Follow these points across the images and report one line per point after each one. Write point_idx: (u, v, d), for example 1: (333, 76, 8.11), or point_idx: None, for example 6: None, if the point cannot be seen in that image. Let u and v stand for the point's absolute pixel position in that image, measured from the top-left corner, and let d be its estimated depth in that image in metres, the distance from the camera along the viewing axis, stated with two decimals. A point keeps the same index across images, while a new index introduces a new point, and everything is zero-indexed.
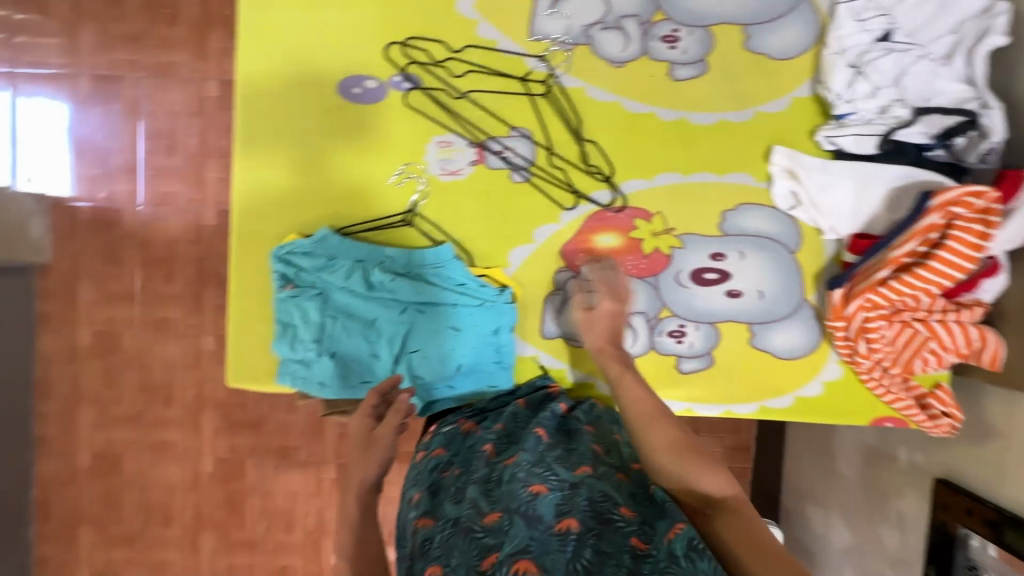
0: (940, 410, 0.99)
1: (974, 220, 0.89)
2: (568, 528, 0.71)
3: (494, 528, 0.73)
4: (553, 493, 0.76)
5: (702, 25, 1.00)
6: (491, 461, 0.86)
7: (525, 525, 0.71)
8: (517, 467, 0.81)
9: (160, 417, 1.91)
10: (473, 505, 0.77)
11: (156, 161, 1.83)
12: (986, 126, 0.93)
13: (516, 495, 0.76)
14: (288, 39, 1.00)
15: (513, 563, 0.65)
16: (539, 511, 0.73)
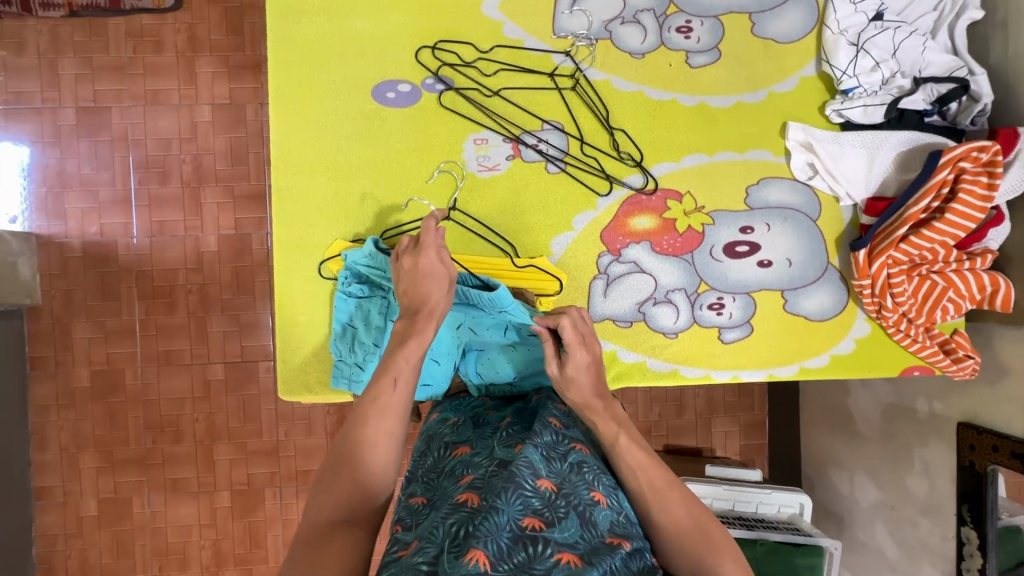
0: (963, 351, 1.06)
1: (979, 173, 0.98)
2: (619, 546, 0.67)
3: (547, 496, 0.68)
4: (611, 509, 0.71)
5: (712, 15, 1.07)
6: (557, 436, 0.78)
7: (578, 521, 0.67)
8: (586, 462, 0.75)
9: (167, 457, 1.70)
10: (533, 463, 0.70)
11: (151, 192, 1.68)
12: (975, 91, 1.02)
13: (579, 490, 0.70)
14: (320, 48, 1.02)
15: (557, 549, 0.63)
16: (597, 519, 0.68)
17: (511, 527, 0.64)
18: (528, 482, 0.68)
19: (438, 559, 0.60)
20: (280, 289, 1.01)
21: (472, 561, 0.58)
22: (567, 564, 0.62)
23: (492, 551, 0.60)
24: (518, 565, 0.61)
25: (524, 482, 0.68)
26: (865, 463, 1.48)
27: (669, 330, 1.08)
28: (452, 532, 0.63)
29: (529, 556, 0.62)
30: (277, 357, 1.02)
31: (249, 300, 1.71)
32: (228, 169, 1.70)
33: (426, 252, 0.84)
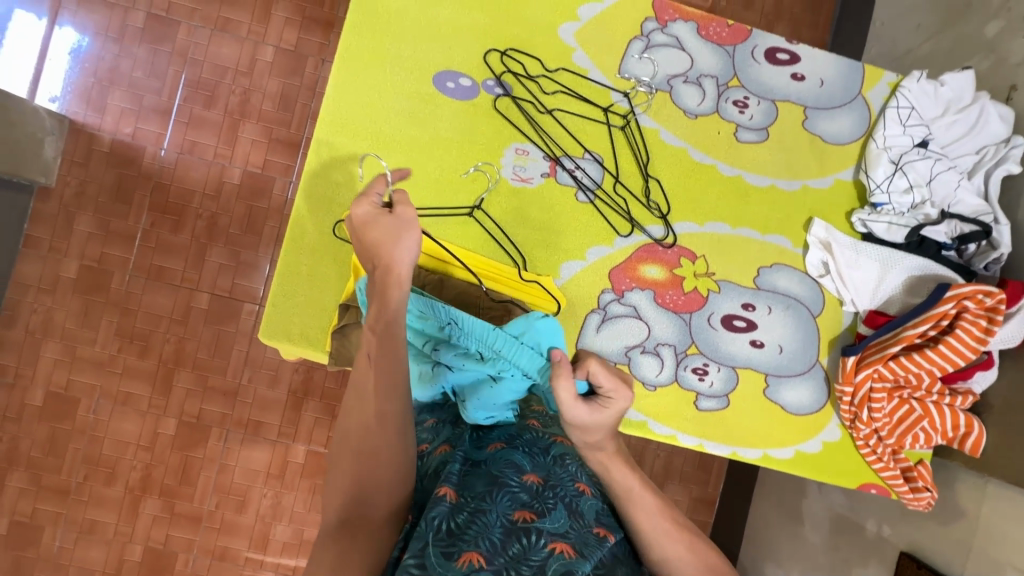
0: (923, 483, 1.07)
1: (979, 316, 1.00)
2: (606, 536, 0.70)
3: (534, 490, 0.70)
4: (594, 499, 0.75)
5: (770, 98, 1.11)
6: (536, 433, 0.82)
7: (566, 514, 0.70)
8: (567, 453, 0.79)
9: (127, 369, 1.69)
10: (514, 462, 0.73)
11: (193, 112, 1.70)
12: (995, 239, 1.05)
13: (564, 483, 0.74)
14: (397, 22, 1.05)
15: (550, 540, 0.65)
16: (582, 508, 0.72)
17: (501, 522, 0.66)
18: (512, 480, 0.70)
19: (429, 555, 0.61)
20: (291, 235, 1.02)
21: (464, 562, 0.60)
22: (564, 553, 0.65)
23: (483, 547, 0.62)
24: (513, 556, 0.63)
25: (507, 481, 0.70)
26: (803, 567, 1.48)
27: (649, 381, 1.08)
28: (440, 529, 0.64)
29: (523, 547, 0.64)
30: (268, 299, 1.02)
31: (254, 241, 1.72)
32: (273, 112, 1.73)
33: (357, 206, 0.81)
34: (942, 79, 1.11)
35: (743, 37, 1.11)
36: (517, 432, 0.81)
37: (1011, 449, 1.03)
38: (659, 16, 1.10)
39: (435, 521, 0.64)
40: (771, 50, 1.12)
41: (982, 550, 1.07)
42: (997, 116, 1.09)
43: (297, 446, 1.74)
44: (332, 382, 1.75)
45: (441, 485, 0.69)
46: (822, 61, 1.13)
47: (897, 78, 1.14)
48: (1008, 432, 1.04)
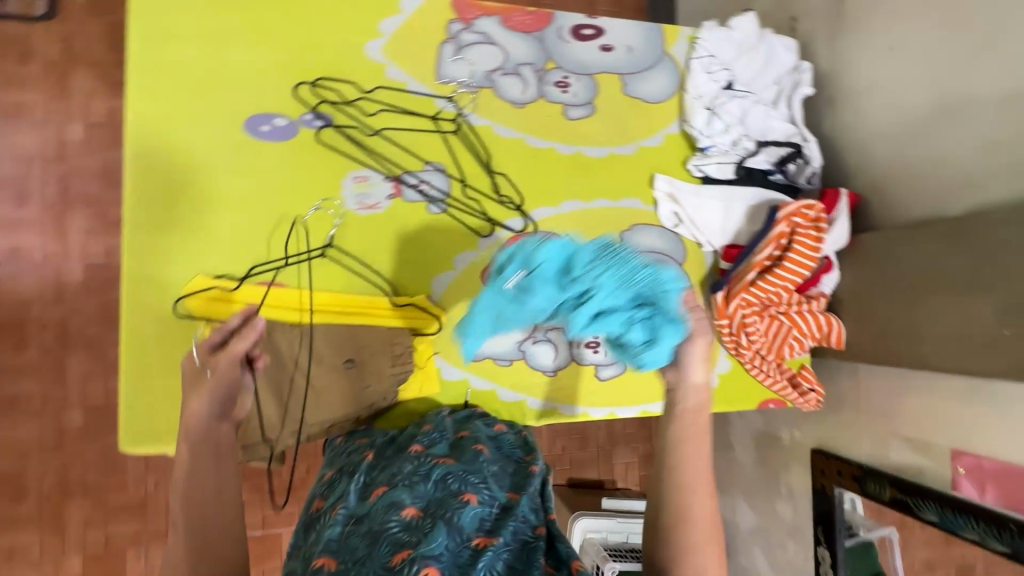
0: (807, 385, 1.18)
1: (809, 228, 1.11)
2: (486, 544, 0.67)
3: (411, 523, 0.69)
4: (480, 506, 0.73)
5: (588, 73, 1.16)
6: (420, 460, 0.82)
7: (444, 534, 0.67)
8: (450, 473, 0.77)
9: (3, 518, 1.46)
10: (393, 501, 0.73)
11: (3, 214, 1.50)
12: (808, 155, 1.18)
13: (445, 502, 0.72)
14: (187, 76, 0.97)
15: (422, 566, 0.62)
16: (461, 522, 0.69)
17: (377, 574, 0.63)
18: (388, 523, 0.69)
19: None
20: (129, 328, 0.92)
21: None
22: None
23: None
24: None
25: (384, 526, 0.69)
26: (744, 489, 1.59)
27: (548, 368, 1.12)
28: None
29: None
30: (120, 403, 0.91)
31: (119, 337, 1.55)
32: (101, 192, 1.56)
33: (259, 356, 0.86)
34: (730, 25, 1.21)
35: (547, 21, 1.14)
36: (399, 468, 0.80)
37: (868, 335, 1.15)
38: (462, 15, 1.10)
39: None
40: (576, 27, 1.16)
41: (870, 427, 1.20)
42: (783, 47, 1.21)
43: None
44: None
45: (319, 556, 0.67)
46: (625, 28, 1.19)
47: (693, 31, 1.23)
48: (861, 321, 1.16)
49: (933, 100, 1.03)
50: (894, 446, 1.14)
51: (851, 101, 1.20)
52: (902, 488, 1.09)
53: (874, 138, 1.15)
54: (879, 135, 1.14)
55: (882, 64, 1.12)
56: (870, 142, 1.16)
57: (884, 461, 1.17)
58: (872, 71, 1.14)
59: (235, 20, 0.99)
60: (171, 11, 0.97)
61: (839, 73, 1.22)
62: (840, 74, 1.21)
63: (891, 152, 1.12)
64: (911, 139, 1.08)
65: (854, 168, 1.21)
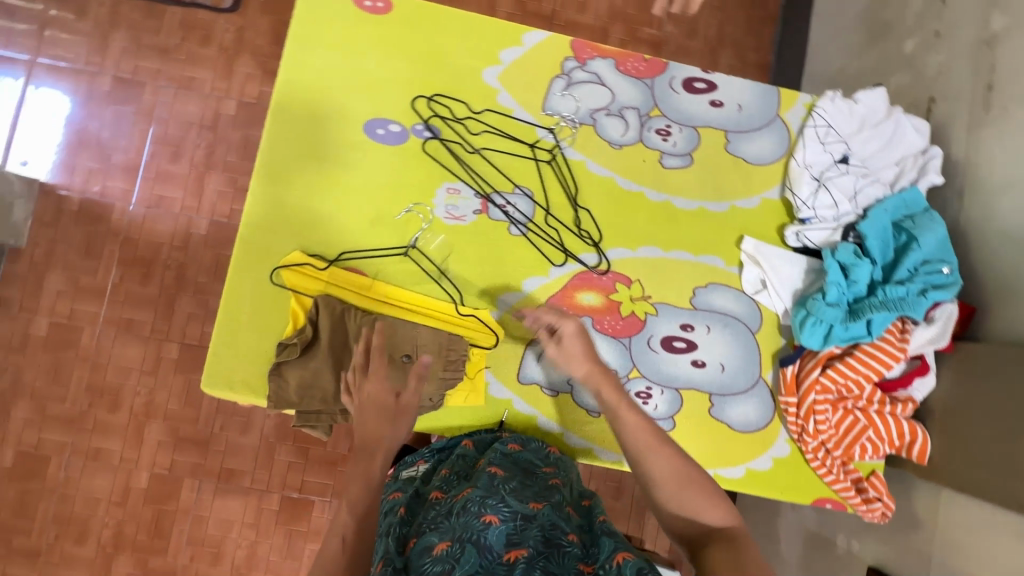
0: (874, 494, 1.07)
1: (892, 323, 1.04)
2: (516, 556, 0.73)
3: (443, 556, 0.74)
4: (505, 523, 0.77)
5: (691, 125, 1.15)
6: (443, 501, 0.86)
7: (473, 556, 0.72)
8: (470, 500, 0.81)
9: (98, 422, 1.69)
10: (426, 544, 0.77)
11: (159, 167, 1.76)
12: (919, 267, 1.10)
13: (469, 526, 0.76)
14: (325, 77, 1.09)
15: None
16: (489, 540, 0.74)
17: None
18: (423, 567, 0.74)
19: None
20: (231, 285, 1.04)
21: None
22: None
23: None
24: None
25: (421, 571, 0.74)
26: None
27: (594, 409, 1.09)
28: None
29: None
30: (208, 348, 1.03)
31: (222, 289, 1.75)
32: (238, 162, 1.78)
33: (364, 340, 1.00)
34: (856, 98, 1.16)
35: (660, 69, 1.16)
36: (426, 515, 0.84)
37: (957, 456, 1.02)
38: (578, 55, 1.15)
39: None
40: (688, 79, 1.16)
41: (942, 560, 1.06)
42: (913, 128, 1.14)
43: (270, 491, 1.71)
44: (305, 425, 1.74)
45: None
46: (739, 87, 1.17)
47: (812, 99, 1.19)
48: (952, 439, 1.03)
49: None
50: None
51: (982, 197, 1.09)
52: None
53: (1002, 240, 1.04)
54: (1008, 238, 1.03)
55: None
56: (997, 244, 1.05)
57: None
58: (1010, 169, 1.04)
59: (375, 33, 1.11)
60: (327, 20, 1.10)
61: (972, 165, 1.12)
62: (974, 165, 1.11)
63: (1020, 259, 1.01)
64: None
65: (973, 268, 1.09)
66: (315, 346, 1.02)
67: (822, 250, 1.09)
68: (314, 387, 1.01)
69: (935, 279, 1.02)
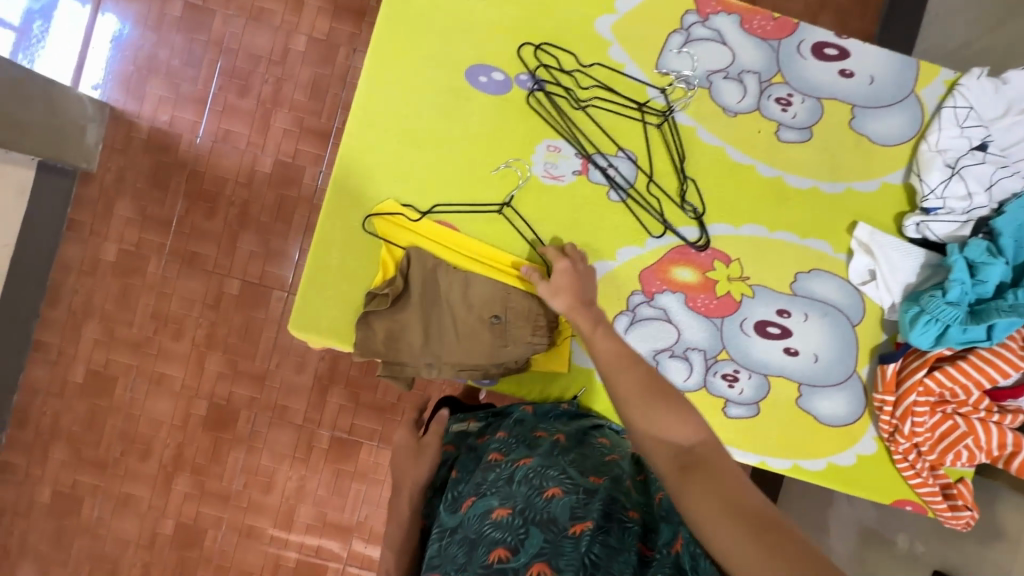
0: (963, 502, 1.03)
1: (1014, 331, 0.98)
2: (582, 530, 0.70)
3: (504, 524, 0.74)
4: (568, 496, 0.76)
5: (816, 96, 1.06)
6: (502, 465, 0.86)
7: (536, 530, 0.71)
8: (531, 472, 0.81)
9: (162, 349, 1.74)
10: (485, 508, 0.78)
11: (227, 100, 1.73)
12: None
13: (531, 499, 0.76)
14: (428, 15, 1.03)
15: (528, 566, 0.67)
16: (554, 513, 0.73)
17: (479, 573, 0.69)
18: (483, 528, 0.75)
19: None
20: (322, 229, 1.02)
21: None
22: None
23: None
24: None
25: (480, 532, 0.75)
26: None
27: (677, 387, 1.06)
28: None
29: None
30: (297, 291, 1.03)
31: (284, 229, 1.75)
32: (305, 101, 1.74)
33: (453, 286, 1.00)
34: (1004, 77, 1.03)
35: (789, 31, 1.06)
36: (485, 478, 0.85)
37: None
38: (700, 9, 1.05)
39: None
40: (818, 44, 1.06)
41: None
42: None
43: (322, 431, 1.75)
44: (358, 372, 1.76)
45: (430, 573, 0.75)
46: (873, 57, 1.07)
47: (954, 76, 1.08)
48: None
49: None
50: None
51: None
52: None
53: None
54: None
55: None
56: None
57: None
58: None
59: None
60: None
61: None
62: None
63: None
64: None
65: None
66: (405, 299, 1.00)
67: (947, 244, 1.01)
68: (401, 337, 1.00)
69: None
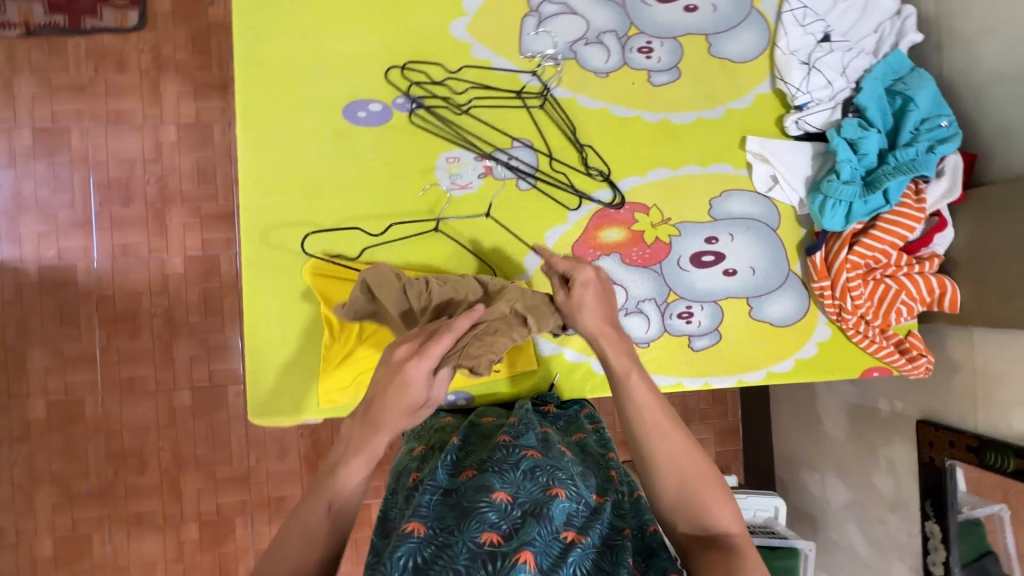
0: (917, 351, 1.12)
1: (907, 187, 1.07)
2: (574, 541, 0.71)
3: (502, 510, 0.72)
4: (570, 500, 0.75)
5: (671, 36, 1.12)
6: (509, 449, 0.84)
7: (534, 523, 0.70)
8: (539, 465, 0.80)
9: (130, 487, 1.62)
10: (484, 483, 0.76)
11: (113, 213, 1.63)
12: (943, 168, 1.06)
13: (534, 492, 0.75)
14: (286, 68, 1.01)
15: (516, 551, 0.65)
16: (553, 513, 0.72)
17: (467, 548, 0.67)
18: (480, 503, 0.73)
19: None
20: (251, 308, 0.99)
21: None
22: (527, 563, 0.64)
23: None
24: None
25: (475, 505, 0.73)
26: (835, 463, 1.55)
27: (641, 339, 1.10)
28: (407, 566, 0.67)
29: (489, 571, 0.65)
30: (246, 378, 0.99)
31: (218, 322, 1.66)
32: (195, 189, 1.66)
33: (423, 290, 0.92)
34: None
35: None
36: (489, 456, 0.84)
37: (987, 298, 1.06)
38: None
39: (403, 559, 0.67)
40: None
41: (987, 395, 1.13)
42: None
43: None
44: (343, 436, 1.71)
45: (410, 520, 0.72)
46: None
47: None
48: (979, 282, 1.07)
49: None
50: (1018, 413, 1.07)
51: (963, 45, 1.11)
52: None
53: (994, 82, 1.06)
54: (997, 80, 1.05)
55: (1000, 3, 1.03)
56: (987, 88, 1.07)
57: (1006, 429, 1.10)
58: (985, 13, 1.06)
59: (326, 9, 1.02)
60: (271, 5, 1.01)
61: (947, 16, 1.13)
62: (948, 16, 1.13)
63: (1013, 96, 1.04)
64: None
65: (968, 115, 1.11)
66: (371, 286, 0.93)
67: (827, 131, 1.09)
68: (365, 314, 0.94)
69: (938, 133, 1.05)
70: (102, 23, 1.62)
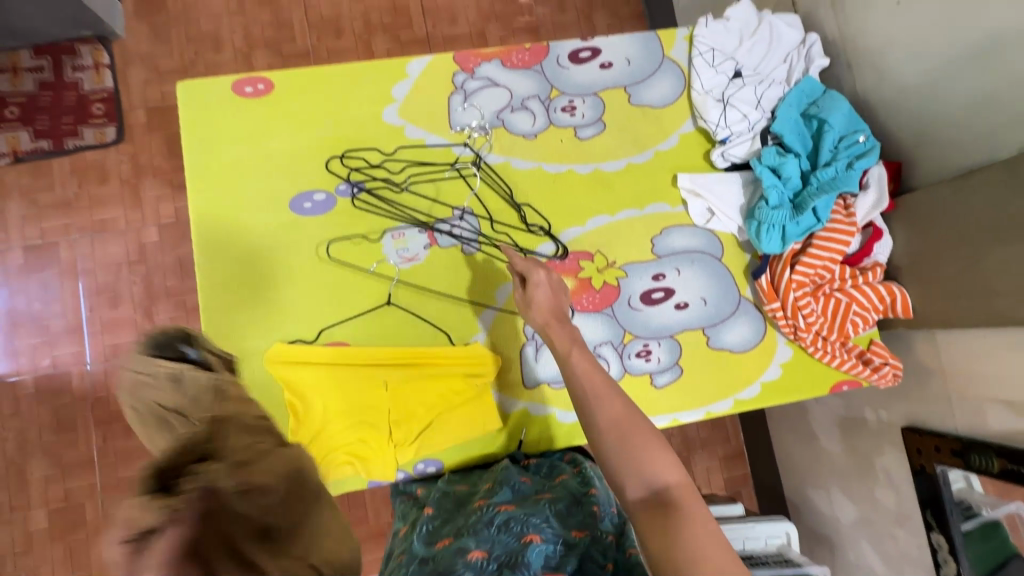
0: (879, 360, 1.11)
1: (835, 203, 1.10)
2: None
3: (478, 565, 0.74)
4: (546, 543, 0.77)
5: (592, 93, 1.20)
6: (484, 508, 0.86)
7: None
8: (512, 516, 0.82)
9: None
10: (459, 545, 0.78)
11: (103, 317, 1.68)
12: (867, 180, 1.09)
13: (509, 543, 0.77)
14: (234, 172, 1.09)
15: None
16: (529, 560, 0.74)
17: None
18: (456, 565, 0.75)
19: None
20: None
21: None
22: None
23: None
24: None
25: (452, 568, 0.75)
26: (838, 479, 1.51)
27: None
28: None
29: None
30: None
31: None
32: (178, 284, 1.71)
33: None
34: (728, 16, 1.21)
35: (544, 52, 1.20)
36: (465, 520, 0.86)
37: (936, 299, 1.07)
38: (464, 66, 1.17)
39: None
40: (573, 52, 1.20)
41: (962, 396, 1.11)
42: (786, 24, 1.20)
43: None
44: None
45: None
46: (621, 43, 1.22)
47: (689, 30, 1.24)
48: (926, 284, 1.08)
49: (959, 45, 0.98)
50: (993, 412, 1.05)
51: (869, 63, 1.16)
52: (1011, 457, 0.98)
53: (903, 94, 1.10)
54: (905, 91, 1.10)
55: (891, 21, 1.09)
56: (899, 99, 1.11)
57: (986, 430, 1.07)
58: (881, 32, 1.11)
59: (267, 115, 1.11)
60: (216, 119, 1.10)
61: (849, 38, 1.19)
62: (850, 38, 1.18)
63: (918, 106, 1.08)
64: (947, 89, 1.02)
65: (887, 126, 1.15)
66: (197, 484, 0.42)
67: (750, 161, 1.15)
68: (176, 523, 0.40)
69: (856, 149, 1.08)
70: (84, 142, 1.72)
